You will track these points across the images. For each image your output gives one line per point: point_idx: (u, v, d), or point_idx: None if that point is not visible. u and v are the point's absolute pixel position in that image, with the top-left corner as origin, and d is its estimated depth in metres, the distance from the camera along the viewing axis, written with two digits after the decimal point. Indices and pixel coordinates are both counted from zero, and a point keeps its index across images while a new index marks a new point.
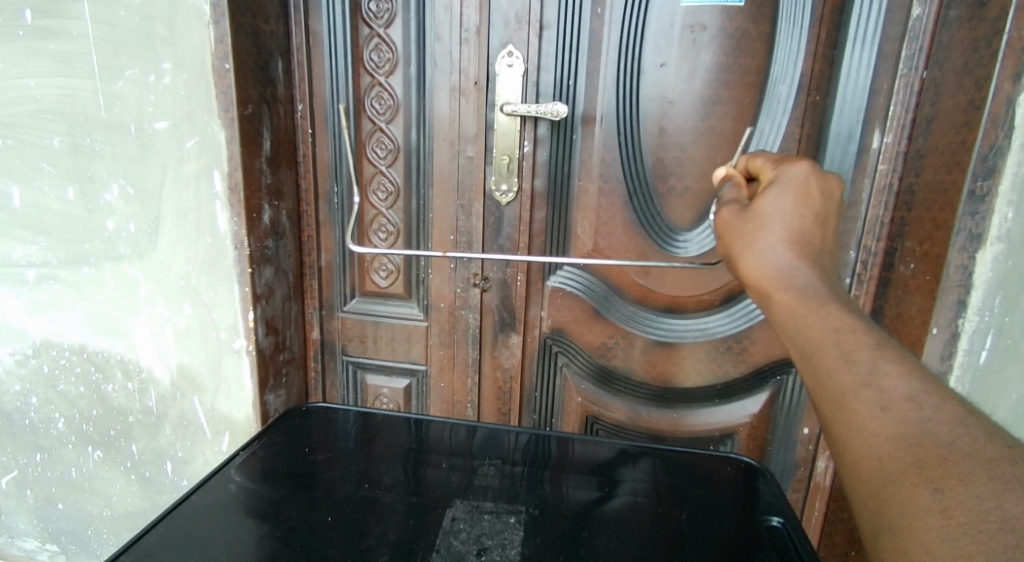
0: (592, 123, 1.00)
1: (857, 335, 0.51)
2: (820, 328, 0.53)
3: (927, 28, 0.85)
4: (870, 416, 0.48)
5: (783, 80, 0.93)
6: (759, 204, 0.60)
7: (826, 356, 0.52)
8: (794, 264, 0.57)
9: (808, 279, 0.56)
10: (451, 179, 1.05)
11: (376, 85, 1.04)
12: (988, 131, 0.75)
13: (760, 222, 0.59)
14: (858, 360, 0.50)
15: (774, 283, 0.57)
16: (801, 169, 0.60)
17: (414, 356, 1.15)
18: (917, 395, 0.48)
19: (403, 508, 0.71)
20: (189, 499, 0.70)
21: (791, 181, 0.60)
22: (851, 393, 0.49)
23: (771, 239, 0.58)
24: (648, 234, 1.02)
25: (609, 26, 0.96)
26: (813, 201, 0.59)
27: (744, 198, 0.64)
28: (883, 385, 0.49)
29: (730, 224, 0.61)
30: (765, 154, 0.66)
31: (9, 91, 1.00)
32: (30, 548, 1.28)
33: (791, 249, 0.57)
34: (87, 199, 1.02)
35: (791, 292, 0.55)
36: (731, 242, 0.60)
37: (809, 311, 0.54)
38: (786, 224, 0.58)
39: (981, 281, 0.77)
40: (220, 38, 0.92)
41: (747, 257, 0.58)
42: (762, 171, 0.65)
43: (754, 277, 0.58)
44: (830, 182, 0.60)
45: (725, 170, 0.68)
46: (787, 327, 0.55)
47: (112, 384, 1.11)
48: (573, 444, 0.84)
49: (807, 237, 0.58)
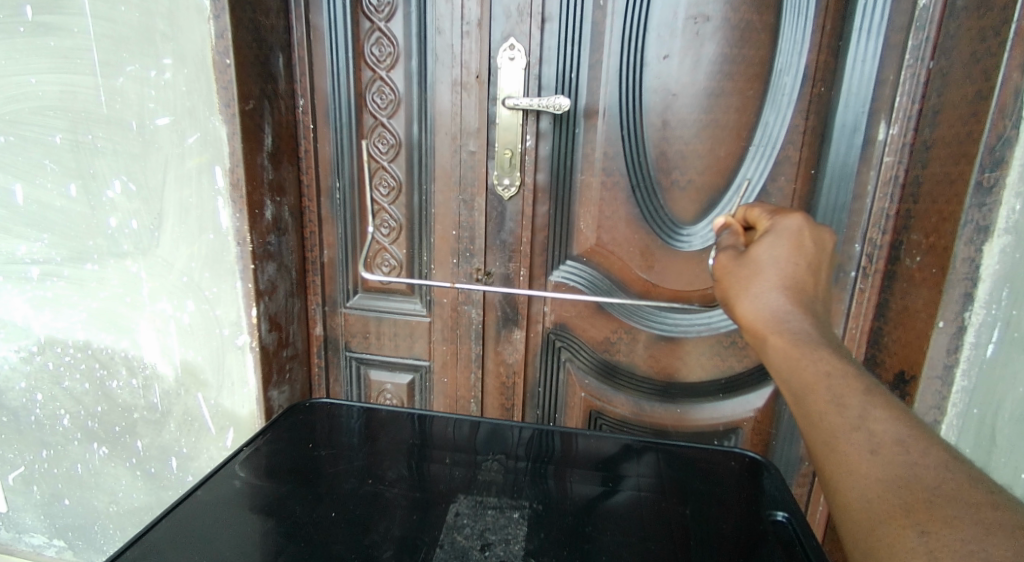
0: (594, 116, 0.99)
1: (848, 380, 0.52)
2: (812, 372, 0.53)
3: (933, 18, 0.84)
4: (860, 458, 0.48)
5: (787, 72, 0.93)
6: (754, 251, 0.62)
7: (818, 399, 0.52)
8: (787, 309, 0.58)
9: (801, 324, 0.57)
10: (453, 173, 1.04)
11: (377, 79, 1.04)
12: (995, 122, 0.74)
13: (756, 269, 0.61)
14: (848, 403, 0.51)
15: (768, 326, 0.58)
16: (795, 221, 0.62)
17: (417, 352, 1.15)
18: (904, 439, 0.48)
19: (406, 503, 0.71)
20: (194, 495, 0.71)
21: (785, 231, 0.62)
22: (842, 435, 0.50)
23: (767, 285, 0.59)
24: (653, 228, 1.01)
25: (611, 18, 0.95)
26: (806, 251, 0.61)
27: (741, 245, 0.66)
28: (872, 428, 0.49)
29: (726, 269, 0.63)
30: (762, 205, 0.68)
31: (10, 88, 1.00)
32: (38, 543, 1.29)
33: (785, 294, 0.59)
34: (89, 196, 1.02)
35: (785, 336, 0.56)
36: (728, 286, 0.62)
37: (802, 355, 0.54)
38: (781, 270, 0.60)
39: (988, 274, 0.76)
40: (221, 33, 0.92)
41: (742, 301, 0.60)
42: (759, 221, 0.67)
43: (749, 320, 0.59)
44: (823, 233, 0.62)
45: (724, 219, 0.70)
46: (780, 370, 0.56)
47: (116, 380, 1.11)
48: (578, 439, 0.84)
49: (801, 285, 0.59)
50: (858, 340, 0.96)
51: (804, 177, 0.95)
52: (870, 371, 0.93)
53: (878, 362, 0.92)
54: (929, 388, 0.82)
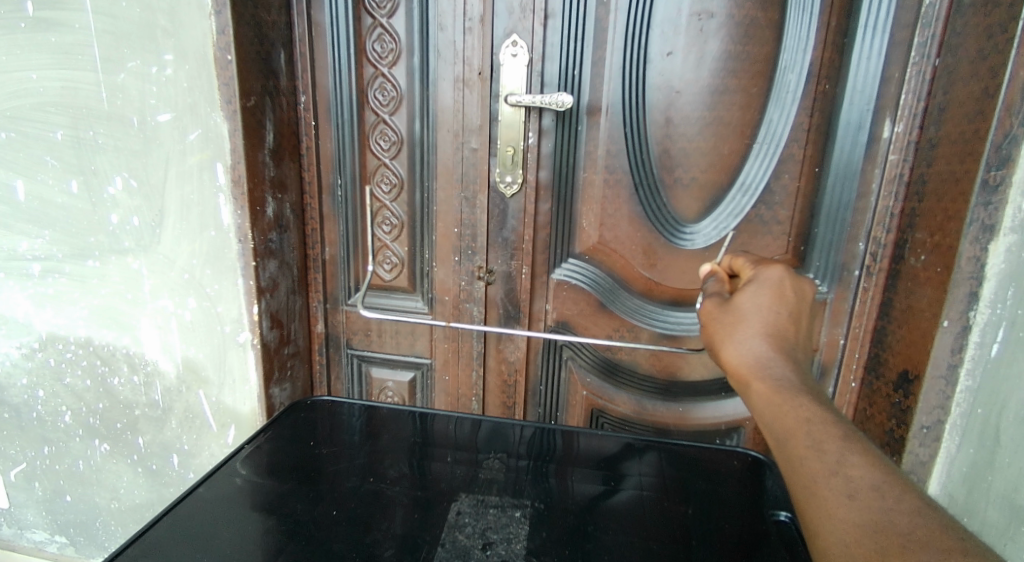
0: (597, 114, 0.98)
1: (827, 426, 0.52)
2: (793, 418, 0.54)
3: (940, 14, 0.83)
4: (839, 504, 0.48)
5: (792, 69, 0.92)
6: (738, 299, 0.64)
7: (798, 444, 0.52)
8: (769, 355, 0.59)
9: (783, 371, 0.58)
10: (455, 171, 1.04)
11: (379, 75, 1.03)
12: (1002, 119, 0.74)
13: (739, 316, 0.63)
14: (827, 449, 0.51)
15: (752, 371, 0.59)
16: (776, 272, 0.65)
17: (419, 349, 1.14)
18: (880, 485, 0.48)
19: (408, 501, 0.71)
20: (195, 492, 0.70)
21: (767, 281, 0.64)
22: (821, 480, 0.50)
23: (749, 331, 0.61)
24: (655, 227, 1.01)
25: (615, 14, 0.94)
26: (787, 301, 0.63)
27: (725, 292, 0.69)
28: (850, 474, 0.49)
29: (712, 315, 0.65)
30: (746, 255, 0.71)
31: (11, 84, 0.99)
32: (40, 539, 1.30)
33: (767, 341, 0.60)
34: (90, 192, 1.01)
35: (767, 382, 0.57)
36: (713, 331, 0.64)
37: (783, 401, 0.55)
38: (763, 319, 0.62)
39: (993, 273, 0.76)
40: (222, 29, 0.91)
41: (727, 346, 0.62)
42: (742, 270, 0.70)
43: (733, 364, 0.61)
44: (804, 284, 0.64)
45: (709, 267, 0.73)
46: (763, 415, 0.56)
47: (118, 377, 1.11)
48: (579, 438, 0.83)
49: (782, 333, 0.61)
50: (862, 339, 0.95)
51: (808, 176, 0.95)
52: (875, 371, 0.93)
53: (882, 361, 0.92)
54: (933, 387, 0.81)
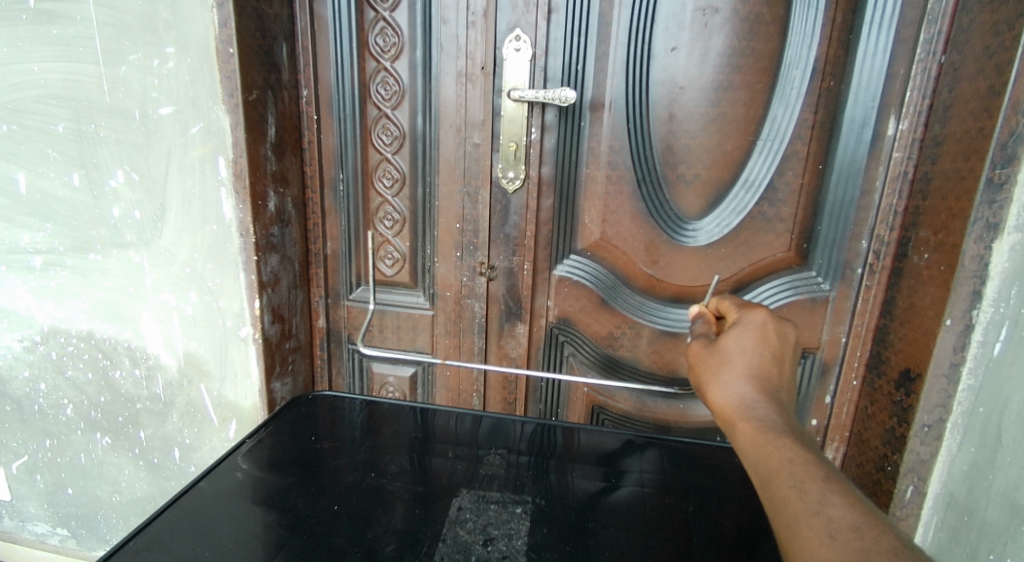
0: (600, 109, 0.98)
1: (809, 468, 0.53)
2: (776, 458, 0.55)
3: (946, 12, 0.83)
4: (820, 542, 0.48)
5: (796, 65, 0.91)
6: (723, 341, 0.65)
7: (781, 484, 0.53)
8: (754, 397, 0.60)
9: (767, 412, 0.58)
10: (458, 167, 1.03)
11: (381, 70, 1.03)
12: (1008, 117, 0.73)
13: (724, 358, 0.63)
14: (809, 489, 0.52)
15: (738, 412, 0.59)
16: (759, 315, 0.66)
17: (420, 345, 1.14)
18: (860, 525, 0.48)
19: (408, 496, 0.71)
20: (195, 487, 0.70)
21: (750, 324, 0.65)
22: (803, 519, 0.50)
23: (734, 373, 0.61)
24: (659, 224, 1.00)
25: (618, 8, 0.94)
26: (771, 343, 0.63)
27: (712, 334, 0.70)
28: (831, 514, 0.49)
29: (698, 356, 0.65)
30: (731, 298, 0.73)
31: (12, 76, 0.99)
32: (42, 531, 1.30)
33: (751, 383, 0.60)
34: (92, 185, 1.01)
35: (752, 423, 0.58)
36: (699, 373, 0.64)
37: (767, 441, 0.56)
38: (748, 361, 0.62)
39: (997, 272, 0.76)
40: (223, 22, 0.91)
41: (713, 388, 0.62)
42: (728, 312, 0.71)
43: (719, 406, 0.61)
44: (787, 326, 0.65)
45: (697, 308, 0.74)
46: (748, 456, 0.57)
47: (119, 370, 1.11)
48: (579, 435, 0.83)
49: (766, 375, 0.61)
50: (863, 338, 0.95)
51: (811, 173, 0.94)
52: (876, 369, 0.93)
53: (883, 359, 0.92)
54: (934, 386, 0.81)
